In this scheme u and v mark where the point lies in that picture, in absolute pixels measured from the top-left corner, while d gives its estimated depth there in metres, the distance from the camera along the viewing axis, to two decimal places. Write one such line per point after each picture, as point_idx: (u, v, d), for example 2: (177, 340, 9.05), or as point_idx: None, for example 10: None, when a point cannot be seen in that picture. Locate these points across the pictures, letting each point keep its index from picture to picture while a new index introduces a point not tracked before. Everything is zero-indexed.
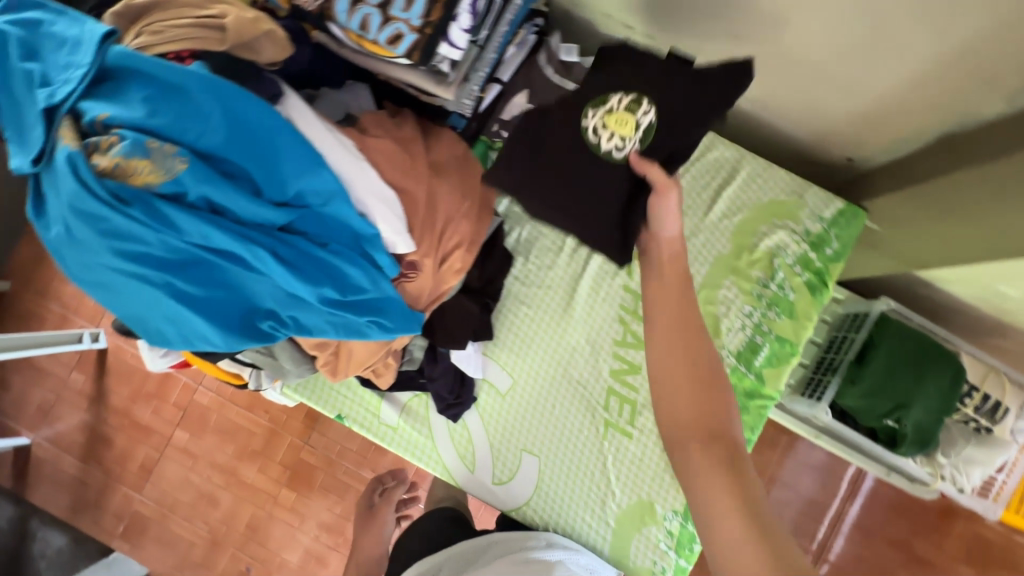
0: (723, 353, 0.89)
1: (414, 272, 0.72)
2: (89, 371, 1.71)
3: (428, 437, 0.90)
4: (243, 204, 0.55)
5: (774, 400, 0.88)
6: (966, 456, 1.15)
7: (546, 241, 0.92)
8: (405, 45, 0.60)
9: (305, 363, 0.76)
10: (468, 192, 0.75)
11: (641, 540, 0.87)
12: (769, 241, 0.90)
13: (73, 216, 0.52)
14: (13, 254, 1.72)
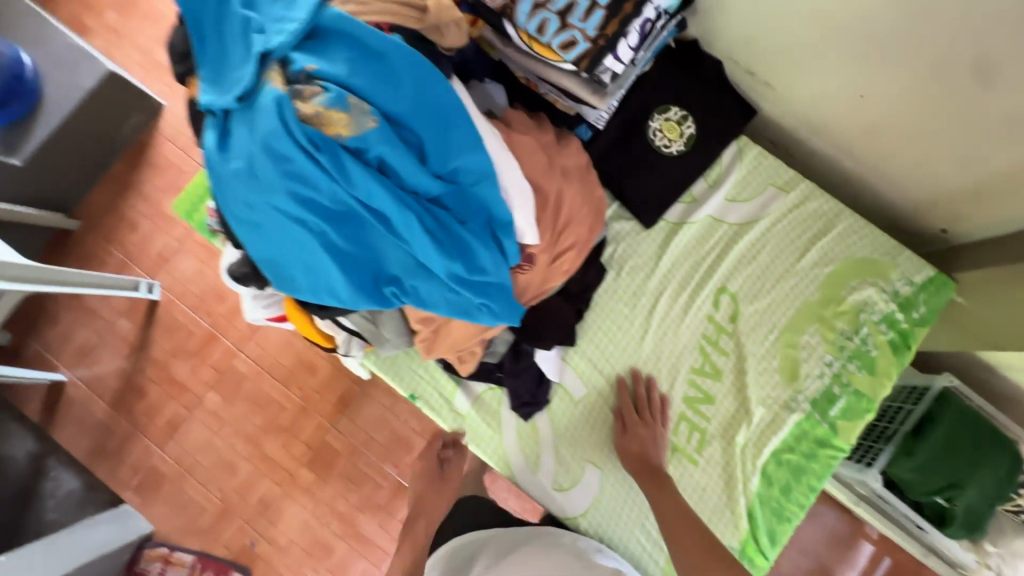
0: (799, 398, 0.89)
1: (529, 264, 0.75)
2: (137, 319, 1.73)
3: (496, 431, 0.91)
4: (411, 170, 0.59)
5: (844, 453, 0.88)
6: (1015, 549, 1.14)
7: (639, 260, 0.94)
8: (577, 52, 0.64)
9: (404, 336, 0.79)
10: (588, 198, 0.80)
11: None
12: (858, 295, 0.91)
13: (262, 152, 0.55)
14: (89, 196, 1.79)
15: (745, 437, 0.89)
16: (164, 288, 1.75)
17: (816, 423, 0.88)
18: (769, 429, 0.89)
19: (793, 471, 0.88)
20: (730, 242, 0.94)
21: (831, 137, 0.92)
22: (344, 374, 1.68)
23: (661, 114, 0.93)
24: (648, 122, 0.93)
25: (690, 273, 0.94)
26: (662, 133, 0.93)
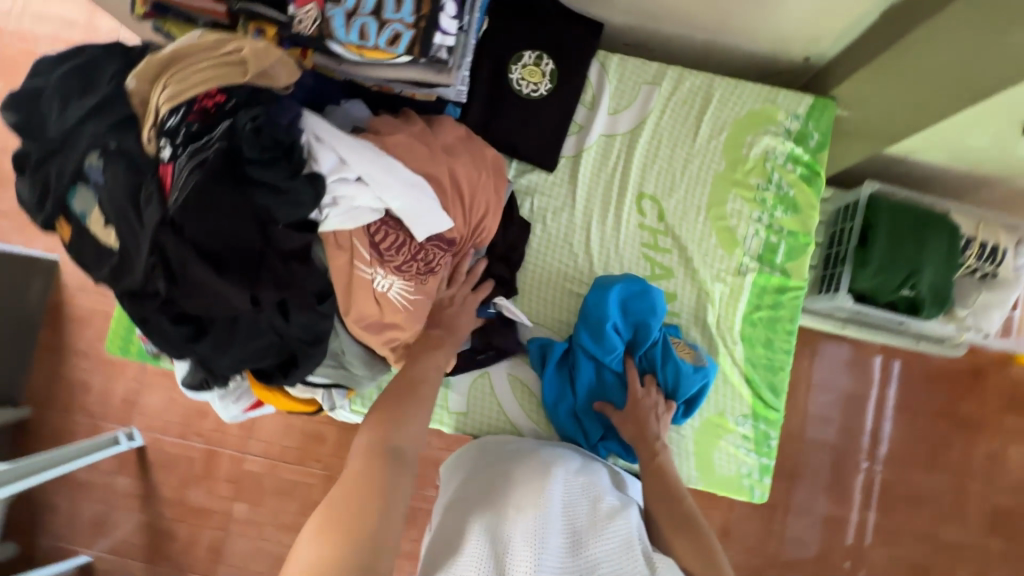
0: (747, 260, 0.95)
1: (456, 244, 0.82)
2: (132, 471, 1.69)
3: (498, 409, 0.95)
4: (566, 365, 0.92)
5: (803, 288, 0.95)
6: (983, 303, 1.24)
7: (556, 203, 0.98)
8: (405, 42, 0.66)
9: (377, 364, 0.83)
10: (481, 166, 0.84)
11: (723, 450, 0.93)
12: (758, 148, 0.97)
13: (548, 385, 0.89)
14: (26, 379, 1.70)
15: (714, 314, 0.94)
16: (143, 429, 1.70)
17: (768, 276, 0.95)
18: (732, 299, 0.95)
19: (767, 325, 0.95)
20: (627, 150, 0.98)
21: (677, 19, 0.97)
22: (354, 427, 1.68)
23: (517, 62, 0.94)
24: (509, 76, 0.94)
25: (607, 195, 0.97)
26: (526, 79, 0.94)
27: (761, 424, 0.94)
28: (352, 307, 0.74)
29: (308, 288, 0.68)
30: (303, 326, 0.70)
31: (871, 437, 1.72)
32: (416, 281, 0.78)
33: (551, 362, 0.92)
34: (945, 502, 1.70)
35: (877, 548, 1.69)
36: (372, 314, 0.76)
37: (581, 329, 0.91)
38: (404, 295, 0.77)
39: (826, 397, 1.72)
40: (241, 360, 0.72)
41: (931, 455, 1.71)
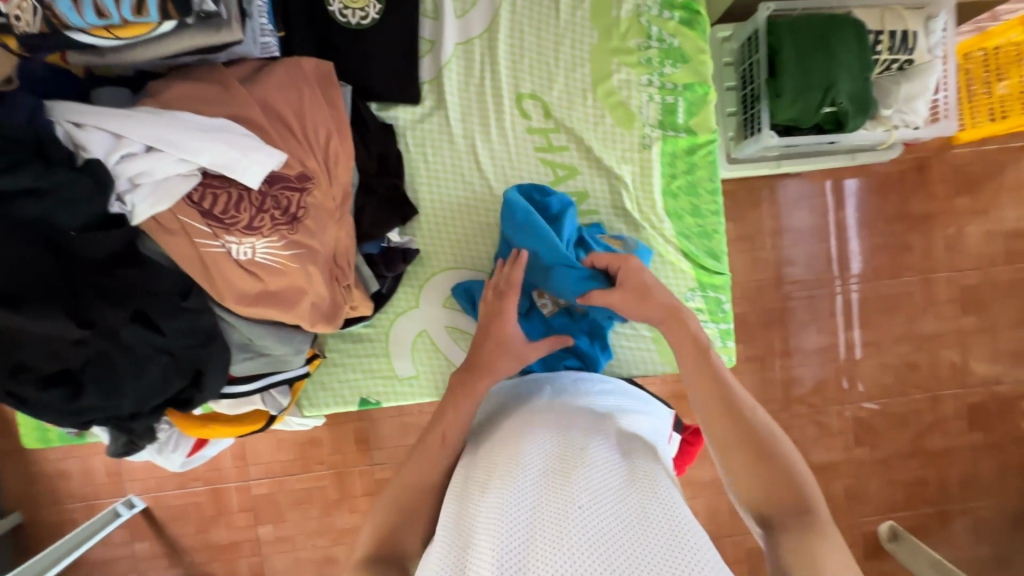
0: (649, 130, 0.88)
1: (311, 181, 0.74)
2: (147, 534, 1.67)
3: (448, 362, 0.90)
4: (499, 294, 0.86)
5: (714, 140, 0.89)
6: (906, 95, 1.18)
7: (432, 134, 0.88)
8: (154, 6, 0.54)
9: (297, 337, 0.80)
10: (296, 82, 0.74)
11: (681, 328, 0.90)
12: (628, 5, 0.87)
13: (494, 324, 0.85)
14: (3, 487, 1.64)
15: (631, 199, 0.89)
16: (141, 493, 1.66)
17: (675, 143, 0.89)
18: (645, 178, 0.89)
19: (687, 192, 0.90)
20: (491, 54, 0.88)
21: None
22: (344, 421, 1.67)
23: None
24: (328, 8, 0.81)
25: (484, 108, 0.88)
26: (348, 7, 0.81)
27: (709, 292, 0.91)
28: (222, 284, 0.70)
29: (160, 290, 0.66)
30: (181, 332, 0.68)
31: (836, 261, 1.74)
32: (289, 241, 0.72)
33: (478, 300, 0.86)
34: (918, 299, 1.75)
35: (866, 361, 1.76)
36: (253, 288, 0.72)
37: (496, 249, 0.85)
38: (274, 254, 0.72)
39: (783, 239, 1.72)
40: (142, 398, 0.71)
41: (895, 260, 1.74)
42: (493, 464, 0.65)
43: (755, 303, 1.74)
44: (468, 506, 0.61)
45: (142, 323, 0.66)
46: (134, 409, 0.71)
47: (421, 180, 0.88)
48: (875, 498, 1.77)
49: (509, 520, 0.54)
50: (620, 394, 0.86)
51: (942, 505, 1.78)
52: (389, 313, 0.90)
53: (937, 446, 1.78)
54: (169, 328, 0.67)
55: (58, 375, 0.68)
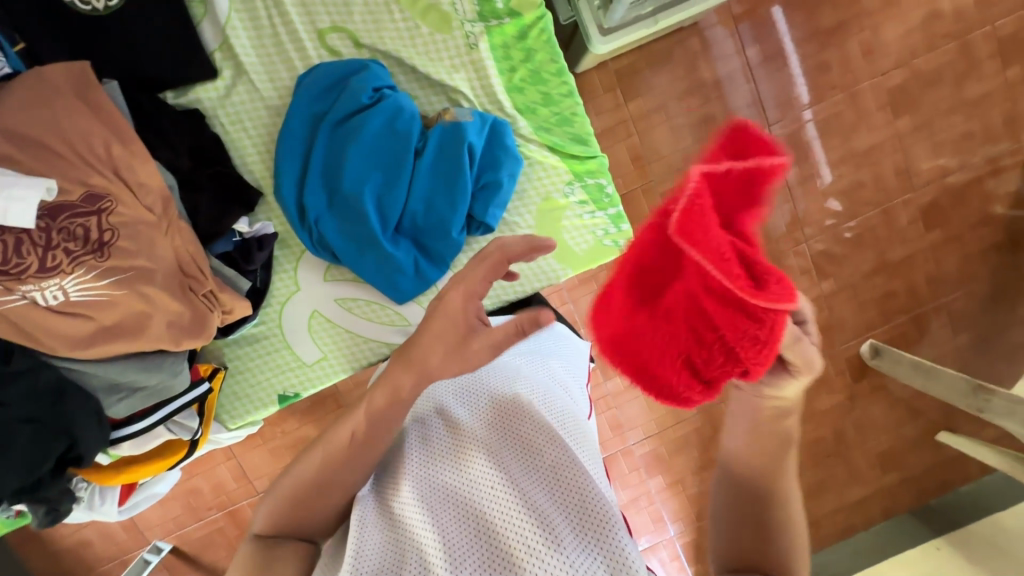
0: (471, 26, 1.01)
1: (107, 200, 0.85)
2: (185, 569, 1.74)
3: (345, 333, 1.05)
4: (356, 235, 0.98)
5: (539, 15, 1.00)
6: None
7: (240, 99, 1.01)
8: None
9: (169, 361, 0.93)
10: (45, 99, 0.84)
11: (573, 225, 1.03)
12: None
13: (354, 260, 0.99)
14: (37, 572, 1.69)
15: (472, 92, 1.03)
16: (164, 535, 1.71)
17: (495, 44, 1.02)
18: (480, 76, 1.02)
19: (532, 81, 1.03)
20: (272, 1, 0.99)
21: None
22: (326, 413, 1.67)
23: None
24: (74, 3, 0.90)
25: (290, 68, 1.01)
26: None
27: (588, 180, 1.05)
28: (43, 332, 0.82)
29: None
30: (20, 396, 0.84)
31: (759, 103, 1.67)
32: (104, 269, 0.84)
33: (338, 248, 0.98)
34: (848, 117, 1.69)
35: (812, 196, 1.73)
36: (89, 327, 0.84)
37: (332, 202, 0.98)
38: (94, 287, 0.83)
39: (696, 97, 1.65)
40: (24, 470, 0.87)
41: (816, 83, 1.66)
42: (411, 459, 0.71)
43: (686, 172, 1.68)
44: (390, 499, 0.69)
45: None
46: (20, 481, 0.87)
47: (252, 153, 1.02)
48: (850, 323, 1.81)
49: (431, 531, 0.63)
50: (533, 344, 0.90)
51: (916, 310, 1.81)
52: (275, 303, 1.04)
53: (898, 256, 1.78)
54: (8, 394, 0.83)
55: None
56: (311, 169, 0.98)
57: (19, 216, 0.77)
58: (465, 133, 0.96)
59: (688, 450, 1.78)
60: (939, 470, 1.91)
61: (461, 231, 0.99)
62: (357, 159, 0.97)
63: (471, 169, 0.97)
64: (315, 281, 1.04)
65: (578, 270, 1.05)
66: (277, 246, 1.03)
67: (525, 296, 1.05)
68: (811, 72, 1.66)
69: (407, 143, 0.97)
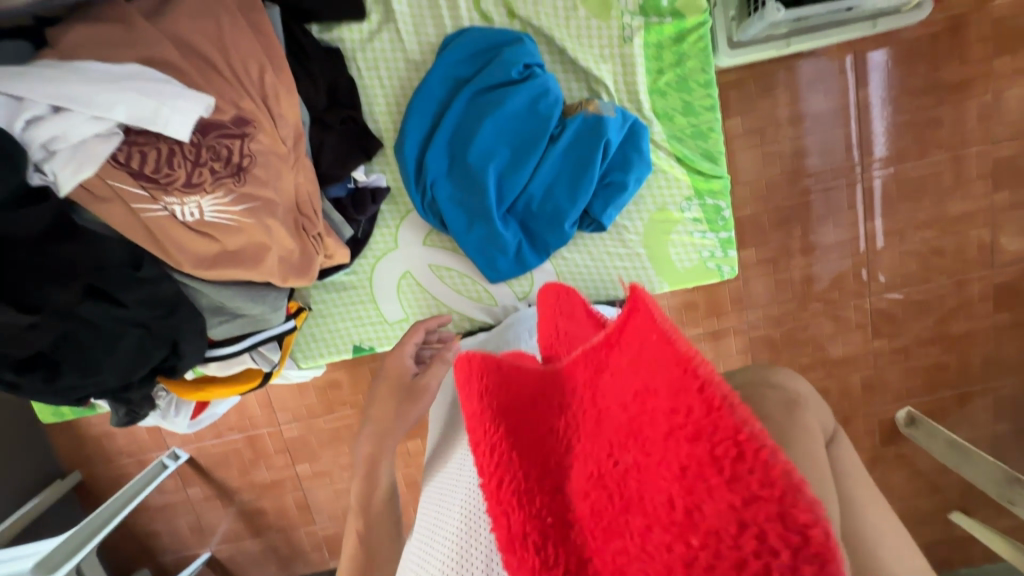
0: (632, 20, 1.05)
1: (253, 125, 0.89)
2: (196, 480, 1.79)
3: (431, 298, 1.17)
4: (475, 204, 1.04)
5: (702, 25, 1.04)
6: None
7: (381, 49, 1.08)
8: None
9: (269, 294, 1.01)
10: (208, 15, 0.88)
11: (678, 243, 1.11)
12: None
13: (468, 226, 1.05)
14: (61, 452, 1.75)
15: (615, 87, 1.08)
16: (184, 444, 1.76)
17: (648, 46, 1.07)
18: (625, 71, 1.07)
19: (676, 87, 1.08)
20: None
21: None
22: (359, 363, 1.69)
23: None
24: None
25: (438, 26, 1.08)
26: None
27: (707, 200, 1.11)
28: (173, 246, 0.86)
29: (117, 263, 0.83)
30: (139, 301, 0.85)
31: (857, 145, 1.61)
32: (238, 194, 0.88)
33: (454, 212, 1.05)
34: (946, 179, 1.62)
35: (887, 252, 1.68)
36: (212, 248, 0.89)
37: (458, 167, 1.04)
38: (228, 210, 0.88)
39: (796, 127, 1.59)
40: (122, 371, 0.89)
41: (921, 138, 1.60)
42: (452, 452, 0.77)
43: (766, 201, 1.64)
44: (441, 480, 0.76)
45: (101, 299, 0.83)
46: (116, 382, 0.90)
47: (381, 104, 1.10)
48: (892, 386, 1.78)
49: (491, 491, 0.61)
50: None
51: (963, 386, 1.77)
52: (370, 256, 1.15)
53: (959, 330, 1.73)
54: (129, 297, 0.84)
55: (32, 361, 0.83)
56: (440, 133, 1.03)
57: (177, 127, 0.80)
58: (606, 127, 1.00)
59: None
60: (944, 548, 1.90)
61: (573, 224, 1.06)
62: (492, 131, 1.02)
63: (601, 165, 1.02)
64: (415, 242, 1.15)
65: (677, 285, 1.13)
66: (385, 202, 1.14)
67: (615, 299, 1.14)
68: (919, 126, 1.59)
69: (545, 127, 1.02)
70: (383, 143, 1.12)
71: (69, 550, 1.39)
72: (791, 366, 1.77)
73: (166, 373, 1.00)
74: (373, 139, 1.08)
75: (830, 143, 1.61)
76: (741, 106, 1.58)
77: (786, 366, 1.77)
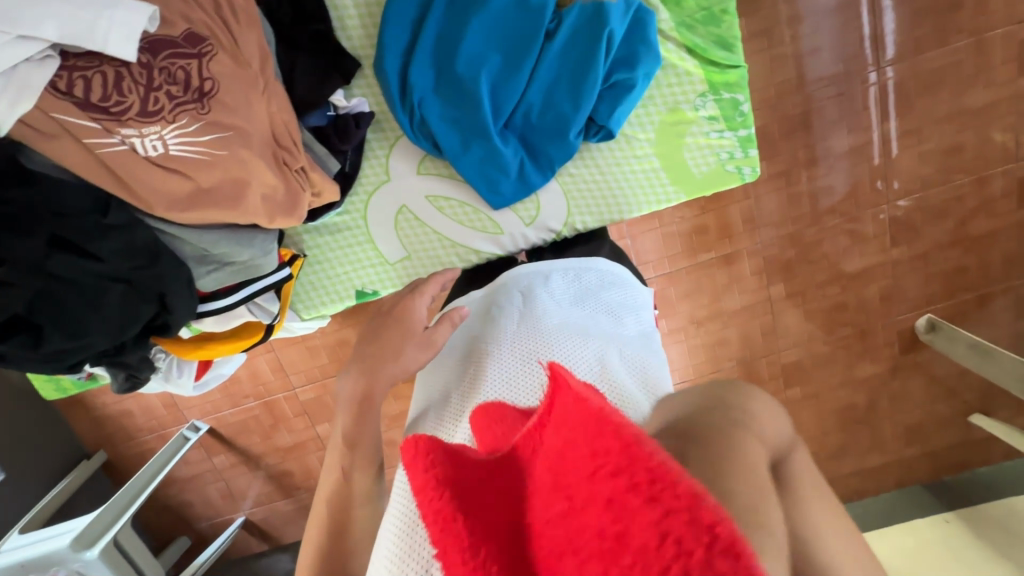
0: None
1: (212, 46, 0.83)
2: (220, 449, 1.81)
3: (431, 231, 1.12)
4: (471, 119, 0.96)
5: None
6: None
7: None
8: None
9: (258, 237, 0.98)
10: None
11: (693, 144, 1.05)
12: None
13: (464, 145, 0.99)
14: (83, 434, 1.76)
15: None
16: (202, 416, 1.76)
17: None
18: None
19: None
20: None
21: None
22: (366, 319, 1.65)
23: None
24: None
25: None
26: None
27: (723, 94, 1.02)
28: (142, 186, 0.82)
29: (81, 211, 0.81)
30: (114, 252, 0.84)
31: (873, 39, 1.49)
32: (205, 123, 0.82)
33: (447, 131, 0.98)
34: (968, 67, 1.51)
35: (905, 155, 1.59)
36: (185, 186, 0.85)
37: (449, 79, 0.95)
38: (194, 141, 0.82)
39: (806, 24, 1.47)
40: (112, 330, 0.90)
41: (942, 25, 1.47)
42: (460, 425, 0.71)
43: (776, 110, 1.54)
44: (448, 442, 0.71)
45: (69, 251, 0.82)
46: (106, 342, 0.91)
47: (353, 16, 0.99)
48: (912, 294, 1.74)
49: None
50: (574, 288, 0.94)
51: (984, 288, 1.73)
52: (362, 191, 1.09)
53: (981, 231, 1.67)
54: (104, 247, 0.83)
55: (18, 326, 0.85)
56: (425, 42, 0.94)
57: (119, 46, 0.74)
58: (608, 16, 0.91)
59: None
60: (963, 449, 1.91)
61: (578, 133, 0.99)
62: (482, 33, 0.93)
63: (605, 62, 0.94)
64: (409, 172, 1.07)
65: (693, 190, 1.08)
66: (371, 129, 1.06)
67: (628, 213, 1.09)
68: (939, 10, 1.46)
69: (539, 23, 0.93)
70: (361, 62, 1.02)
71: (105, 523, 1.42)
72: (806, 284, 1.72)
73: (160, 333, 1.01)
74: (349, 59, 0.97)
75: (842, 37, 1.48)
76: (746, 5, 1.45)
77: (803, 284, 1.72)
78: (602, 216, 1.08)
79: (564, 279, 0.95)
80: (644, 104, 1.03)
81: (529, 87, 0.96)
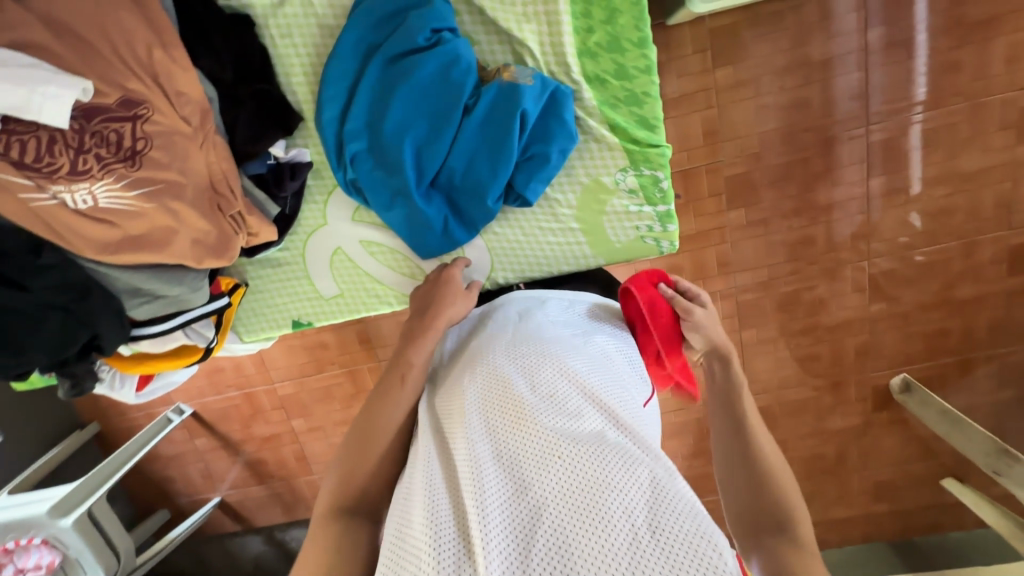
0: None
1: (147, 108, 0.91)
2: (202, 432, 1.92)
3: (364, 273, 1.19)
4: (401, 179, 1.01)
5: None
6: None
7: (289, 16, 1.02)
8: None
9: (188, 278, 1.07)
10: None
11: (613, 215, 1.09)
12: None
13: (392, 200, 1.04)
14: (80, 406, 1.89)
15: (548, 48, 1.01)
16: (187, 400, 1.87)
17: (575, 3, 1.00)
18: (552, 33, 0.99)
19: (607, 47, 1.01)
20: None
21: None
22: (343, 325, 1.72)
23: None
24: None
25: None
26: None
27: (644, 171, 1.06)
28: (69, 232, 0.91)
29: (17, 252, 0.92)
30: (48, 286, 0.95)
31: (865, 95, 1.47)
32: (133, 178, 0.92)
33: (371, 189, 1.04)
34: (963, 131, 1.48)
35: (891, 213, 1.57)
36: (115, 234, 0.95)
37: (376, 141, 1.01)
38: (121, 195, 0.92)
39: (795, 76, 1.46)
40: (49, 351, 1.01)
41: (937, 85, 1.44)
42: (468, 421, 0.72)
43: (759, 158, 1.54)
44: (455, 432, 0.72)
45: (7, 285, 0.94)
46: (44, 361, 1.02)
47: (300, 74, 1.06)
48: (889, 352, 1.71)
49: (469, 496, 0.63)
50: (577, 313, 0.96)
51: (965, 353, 1.69)
52: (302, 231, 1.17)
53: (966, 295, 1.63)
54: (37, 284, 0.94)
55: None
56: (355, 107, 1.00)
57: (53, 114, 0.81)
58: (521, 96, 0.96)
59: (685, 434, 1.85)
60: (934, 513, 1.88)
61: (497, 200, 1.04)
62: (407, 101, 0.99)
63: (520, 138, 0.99)
64: (344, 218, 1.15)
65: (614, 258, 1.11)
66: (311, 176, 1.13)
67: (549, 275, 1.13)
68: (936, 72, 1.43)
69: (459, 96, 0.98)
70: (304, 115, 1.09)
71: (82, 494, 1.53)
72: (780, 331, 1.72)
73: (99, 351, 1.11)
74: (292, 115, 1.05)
75: (832, 92, 1.47)
76: (736, 53, 1.45)
77: (776, 331, 1.72)
78: (521, 277, 1.13)
79: (561, 304, 0.97)
80: (568, 174, 1.07)
81: (450, 154, 1.01)
